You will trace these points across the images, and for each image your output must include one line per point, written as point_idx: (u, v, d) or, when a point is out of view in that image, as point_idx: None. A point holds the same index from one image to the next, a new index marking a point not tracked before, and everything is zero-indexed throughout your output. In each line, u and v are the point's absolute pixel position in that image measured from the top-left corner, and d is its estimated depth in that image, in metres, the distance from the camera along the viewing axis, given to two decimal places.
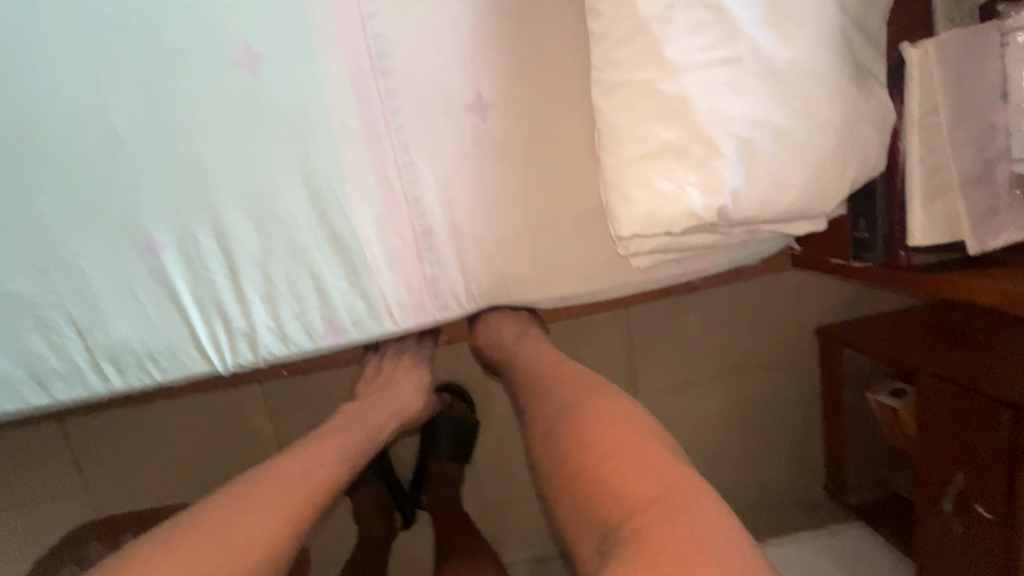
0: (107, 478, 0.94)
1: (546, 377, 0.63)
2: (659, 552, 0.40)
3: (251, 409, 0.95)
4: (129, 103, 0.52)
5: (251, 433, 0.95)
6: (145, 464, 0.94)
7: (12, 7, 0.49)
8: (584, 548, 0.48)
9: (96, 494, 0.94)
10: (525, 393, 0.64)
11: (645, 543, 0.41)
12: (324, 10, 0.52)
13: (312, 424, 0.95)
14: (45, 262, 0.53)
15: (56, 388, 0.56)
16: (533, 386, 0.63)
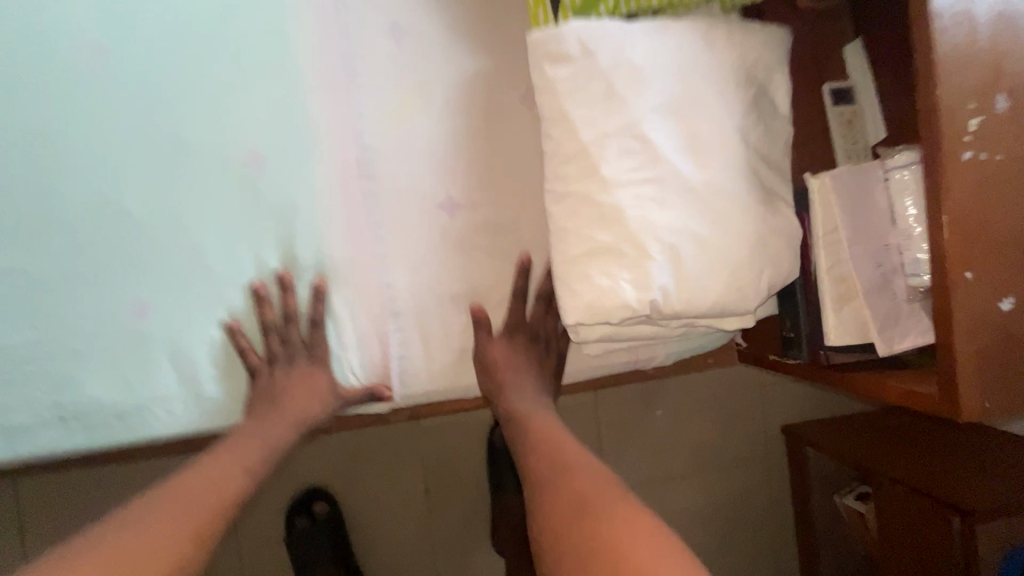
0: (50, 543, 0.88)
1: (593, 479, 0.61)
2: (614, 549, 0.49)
3: None
4: (143, 190, 0.59)
5: None
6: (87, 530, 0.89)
7: (61, 108, 0.58)
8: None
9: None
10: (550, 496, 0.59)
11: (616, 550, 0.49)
12: (322, 123, 0.61)
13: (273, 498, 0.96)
14: (37, 320, 0.58)
15: (24, 442, 0.59)
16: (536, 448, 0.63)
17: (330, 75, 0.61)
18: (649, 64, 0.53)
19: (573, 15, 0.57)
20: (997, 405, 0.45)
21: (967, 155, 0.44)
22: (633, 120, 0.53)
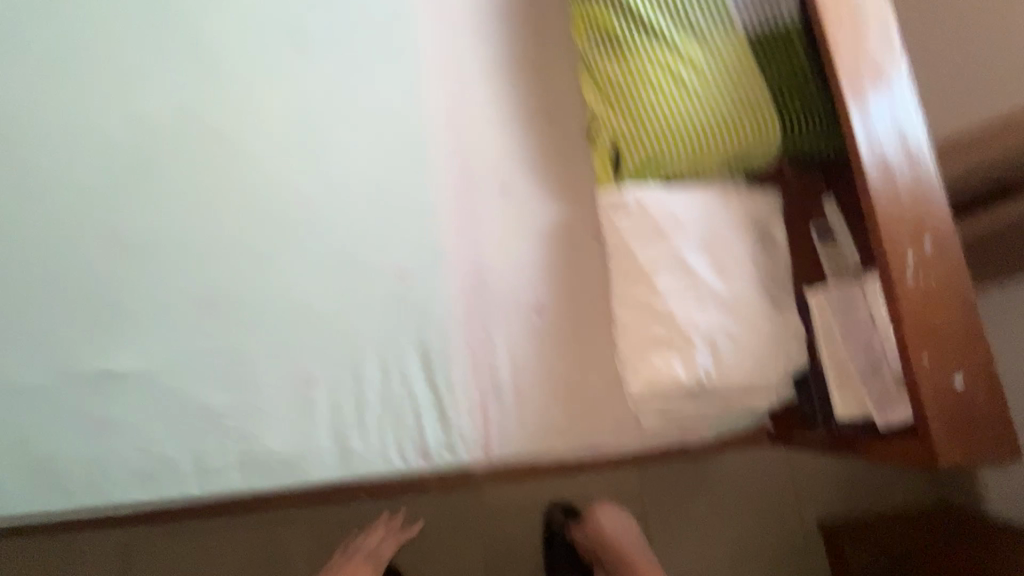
0: None
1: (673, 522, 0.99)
2: None
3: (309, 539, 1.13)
4: (320, 289, 0.82)
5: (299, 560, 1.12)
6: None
7: (271, 232, 0.83)
8: None
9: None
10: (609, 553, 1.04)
11: None
12: (450, 247, 0.85)
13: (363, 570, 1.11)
14: (234, 384, 0.78)
15: (213, 480, 0.76)
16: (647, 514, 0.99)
17: (457, 214, 0.86)
18: (686, 213, 0.78)
19: (629, 179, 0.83)
20: (961, 454, 0.62)
21: (909, 274, 0.66)
22: (678, 249, 0.76)
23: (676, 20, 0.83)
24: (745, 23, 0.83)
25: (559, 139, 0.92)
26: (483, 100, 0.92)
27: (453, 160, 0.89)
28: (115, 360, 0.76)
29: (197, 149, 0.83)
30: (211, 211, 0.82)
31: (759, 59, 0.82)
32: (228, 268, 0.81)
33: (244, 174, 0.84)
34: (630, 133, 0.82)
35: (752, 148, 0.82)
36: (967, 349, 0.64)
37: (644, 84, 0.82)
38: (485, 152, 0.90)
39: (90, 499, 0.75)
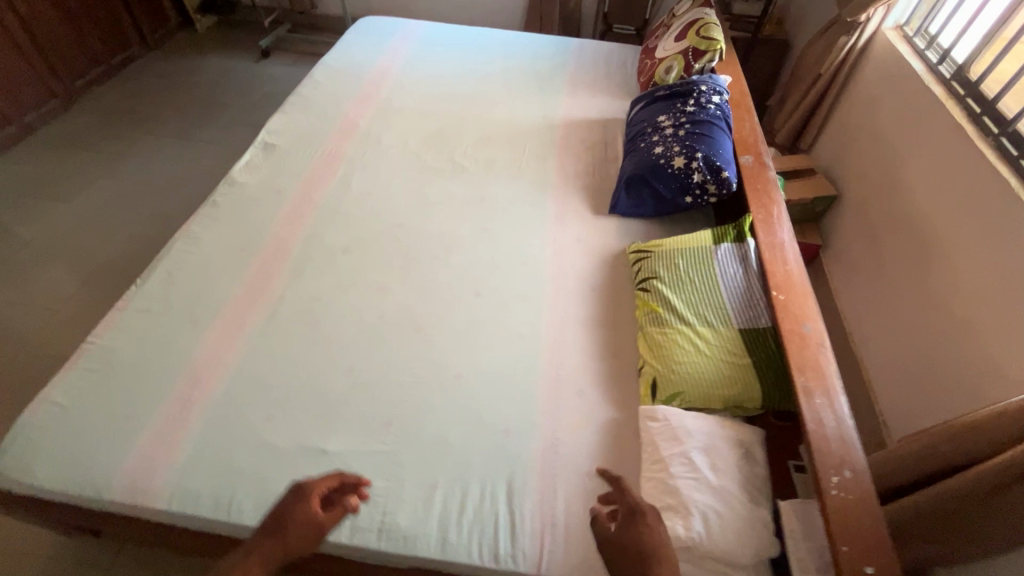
0: None
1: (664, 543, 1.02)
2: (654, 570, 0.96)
3: None
4: (454, 426, 1.30)
5: None
6: None
7: (434, 388, 1.37)
8: None
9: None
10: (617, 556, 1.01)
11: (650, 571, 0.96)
12: (539, 418, 1.33)
13: None
14: (388, 474, 1.22)
15: (356, 535, 1.14)
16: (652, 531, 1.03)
17: (547, 400, 1.36)
18: (694, 427, 1.22)
19: (661, 402, 1.30)
20: None
21: (834, 492, 1.02)
22: (685, 448, 1.18)
23: (696, 317, 1.41)
24: (740, 325, 1.39)
25: (619, 366, 1.44)
26: (575, 337, 1.50)
27: (551, 368, 1.43)
28: (327, 442, 1.26)
29: (408, 338, 1.47)
30: (405, 372, 1.40)
31: (748, 345, 1.35)
32: (405, 404, 1.34)
33: (428, 354, 1.44)
34: (664, 374, 1.33)
35: (741, 398, 1.28)
36: (876, 549, 0.96)
37: (675, 347, 1.36)
38: (572, 368, 1.43)
39: None
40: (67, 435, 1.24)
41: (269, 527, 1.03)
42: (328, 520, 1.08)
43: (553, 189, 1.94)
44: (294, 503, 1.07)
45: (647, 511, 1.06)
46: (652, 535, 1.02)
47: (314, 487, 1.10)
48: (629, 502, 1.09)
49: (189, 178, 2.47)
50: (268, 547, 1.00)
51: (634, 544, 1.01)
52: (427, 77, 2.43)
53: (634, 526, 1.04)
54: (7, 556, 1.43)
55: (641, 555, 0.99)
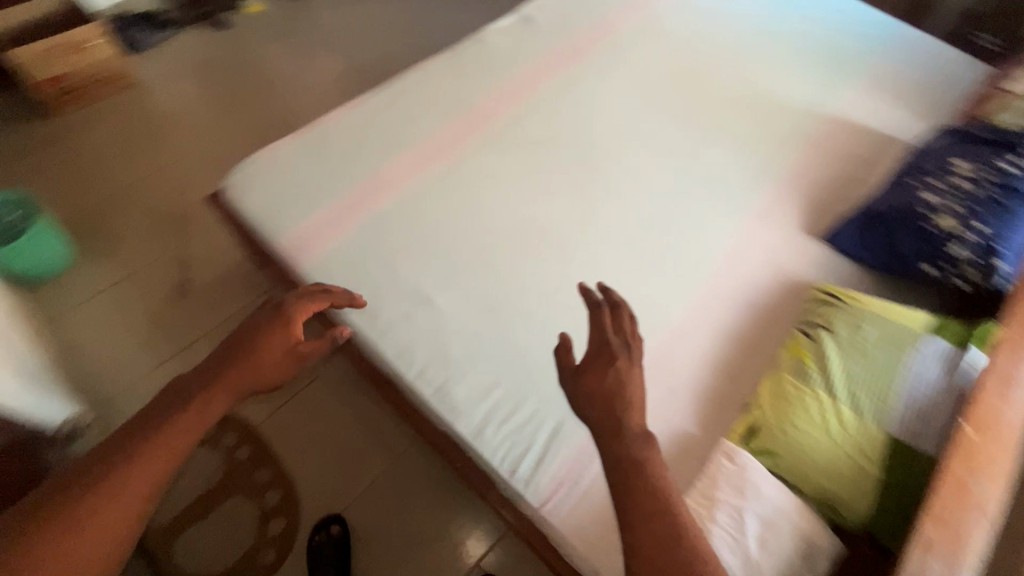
0: (319, 415, 1.63)
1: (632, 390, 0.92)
2: (621, 416, 0.88)
3: (401, 465, 1.57)
4: (539, 347, 1.32)
5: (386, 471, 1.56)
6: (337, 430, 1.61)
7: (543, 305, 1.39)
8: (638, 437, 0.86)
9: (276, 412, 1.62)
10: (581, 392, 0.93)
11: (615, 416, 0.89)
12: None
13: (403, 503, 1.52)
14: (467, 351, 1.31)
15: (418, 382, 1.27)
16: (624, 382, 0.92)
17: None
18: (766, 488, 1.08)
19: (748, 449, 1.18)
20: None
21: None
22: (741, 503, 1.06)
23: (846, 393, 1.19)
24: (895, 431, 1.13)
25: (728, 391, 1.32)
26: (702, 339, 1.39)
27: (658, 352, 1.35)
28: (436, 295, 1.37)
29: (547, 249, 1.48)
30: (529, 276, 1.43)
31: (888, 457, 1.11)
32: (513, 303, 1.38)
33: (557, 273, 1.45)
34: (769, 426, 1.17)
35: (844, 500, 1.09)
36: None
37: (800, 408, 1.17)
38: (680, 362, 1.35)
39: (370, 337, 1.32)
40: (274, 182, 1.52)
41: (234, 354, 0.94)
42: (305, 346, 1.00)
43: (773, 185, 1.69)
44: (266, 329, 0.99)
45: (619, 351, 0.96)
46: (622, 379, 0.92)
47: (290, 314, 1.03)
48: (599, 336, 0.98)
49: (452, 24, 2.64)
50: (235, 376, 0.91)
51: (600, 386, 0.92)
52: (712, 11, 2.18)
53: (607, 368, 0.93)
54: (211, 250, 1.89)
55: (606, 399, 0.90)
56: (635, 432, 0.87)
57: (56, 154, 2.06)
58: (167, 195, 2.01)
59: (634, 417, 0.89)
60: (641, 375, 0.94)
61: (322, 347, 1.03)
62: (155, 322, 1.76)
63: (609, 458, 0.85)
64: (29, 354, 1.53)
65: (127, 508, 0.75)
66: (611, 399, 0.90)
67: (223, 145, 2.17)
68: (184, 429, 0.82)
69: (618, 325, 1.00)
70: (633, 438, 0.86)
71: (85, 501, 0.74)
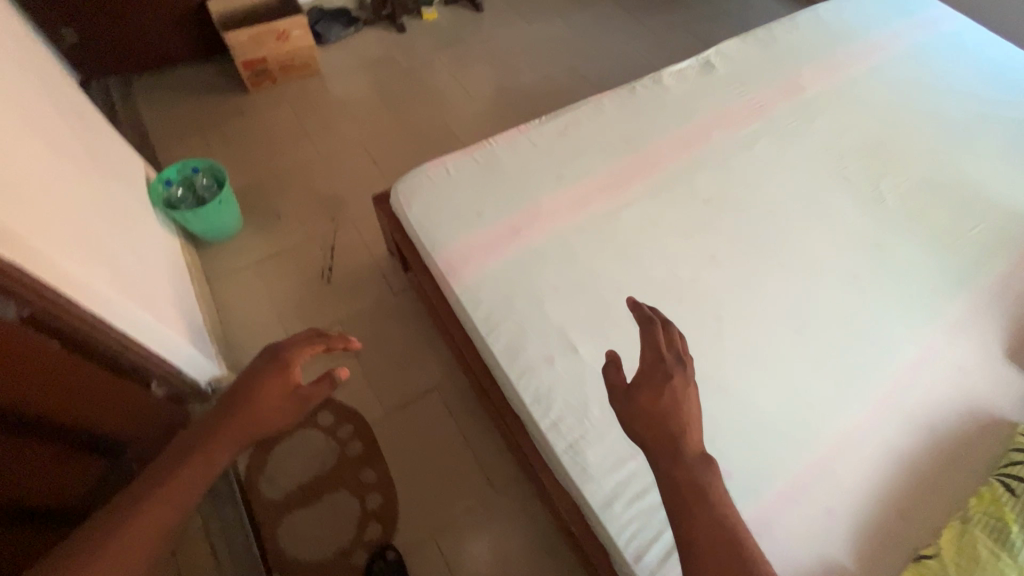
0: (430, 428, 1.63)
1: (688, 410, 0.94)
2: (679, 439, 0.91)
3: (501, 499, 1.54)
4: None
5: (484, 501, 1.54)
6: (444, 447, 1.61)
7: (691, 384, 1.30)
8: (694, 459, 0.90)
9: (390, 415, 1.65)
10: (637, 409, 0.94)
11: (674, 440, 0.91)
12: (762, 496, 1.18)
13: (496, 540, 1.49)
14: (608, 413, 1.23)
15: (551, 432, 1.22)
16: (677, 401, 0.94)
17: (784, 490, 1.19)
18: None
19: None
20: None
21: None
22: None
23: None
24: None
25: (894, 528, 1.15)
26: (869, 460, 1.22)
27: (813, 465, 1.21)
28: (581, 345, 1.32)
29: (703, 317, 1.39)
30: None
31: None
32: None
33: (709, 346, 1.35)
34: None
35: None
36: None
37: None
38: (837, 480, 1.20)
39: (508, 373, 1.30)
40: (441, 197, 1.55)
41: (232, 402, 0.99)
42: (304, 390, 1.02)
43: (975, 294, 1.47)
44: (265, 375, 1.02)
45: (673, 368, 0.97)
46: (676, 397, 0.94)
47: (290, 358, 1.04)
48: (654, 350, 1.00)
49: (616, 58, 2.61)
50: (235, 425, 0.97)
51: (660, 406, 0.94)
52: (917, 83, 1.96)
53: (664, 387, 0.95)
54: (357, 242, 1.98)
55: (665, 419, 0.93)
56: (692, 455, 0.90)
57: (242, 127, 2.27)
58: (327, 181, 2.13)
59: (690, 438, 0.92)
60: (695, 393, 0.96)
61: (323, 388, 1.04)
62: (297, 300, 1.86)
63: (665, 478, 0.89)
64: (195, 311, 1.67)
65: (131, 556, 0.83)
66: (669, 419, 0.93)
67: (382, 141, 2.27)
68: (188, 481, 0.91)
69: (669, 340, 1.01)
70: (693, 460, 0.90)
71: (94, 548, 0.82)
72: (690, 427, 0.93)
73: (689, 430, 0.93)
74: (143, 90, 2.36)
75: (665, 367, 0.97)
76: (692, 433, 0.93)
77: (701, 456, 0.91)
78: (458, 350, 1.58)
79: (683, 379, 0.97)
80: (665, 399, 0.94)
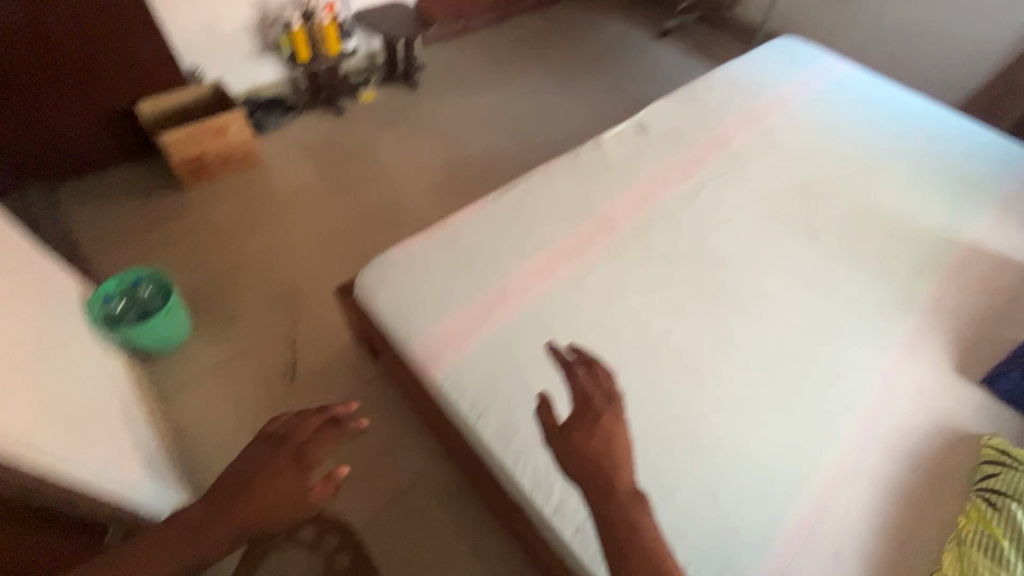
0: (422, 526, 1.54)
1: (616, 446, 0.91)
2: (608, 479, 0.88)
3: None
4: (684, 493, 1.24)
5: None
6: (440, 544, 1.51)
7: (684, 444, 1.31)
8: (625, 497, 0.87)
9: (378, 517, 1.55)
10: (566, 453, 0.92)
11: (604, 481, 0.88)
12: (773, 551, 1.18)
13: None
14: None
15: (557, 519, 1.18)
16: (603, 439, 0.91)
17: (793, 540, 1.20)
18: None
19: None
20: None
21: None
22: None
23: None
24: None
25: (900, 560, 1.18)
26: (863, 493, 1.26)
27: (814, 510, 1.23)
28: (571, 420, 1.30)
29: (681, 372, 1.42)
30: (666, 405, 1.36)
31: None
32: (652, 435, 1.31)
33: (693, 402, 1.38)
34: None
35: None
36: None
37: None
38: (838, 521, 1.22)
39: (503, 461, 1.26)
40: (410, 284, 1.53)
41: (237, 496, 0.94)
42: (302, 491, 0.95)
43: (916, 316, 1.60)
44: (274, 468, 0.96)
45: (602, 408, 0.95)
46: (602, 436, 0.92)
47: (302, 449, 0.99)
48: (580, 391, 0.97)
49: (552, 125, 2.75)
50: (237, 520, 0.93)
51: (589, 448, 0.91)
52: (825, 126, 2.18)
53: (592, 428, 0.92)
54: (321, 334, 1.90)
55: (595, 460, 0.90)
56: (623, 494, 0.87)
57: (185, 227, 2.17)
58: (282, 273, 2.06)
59: (620, 477, 0.89)
60: (625, 430, 0.94)
61: (322, 494, 0.96)
62: (261, 404, 1.74)
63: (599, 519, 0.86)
64: (147, 434, 1.54)
65: None
66: (598, 460, 0.90)
67: (335, 226, 2.24)
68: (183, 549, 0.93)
69: (596, 380, 0.99)
70: (626, 499, 0.87)
71: None
72: (619, 464, 0.90)
73: (618, 468, 0.89)
74: (71, 198, 2.24)
75: (593, 407, 0.95)
76: (621, 470, 0.89)
77: (633, 494, 0.88)
78: (443, 437, 1.52)
79: (610, 416, 0.94)
80: (592, 439, 0.91)
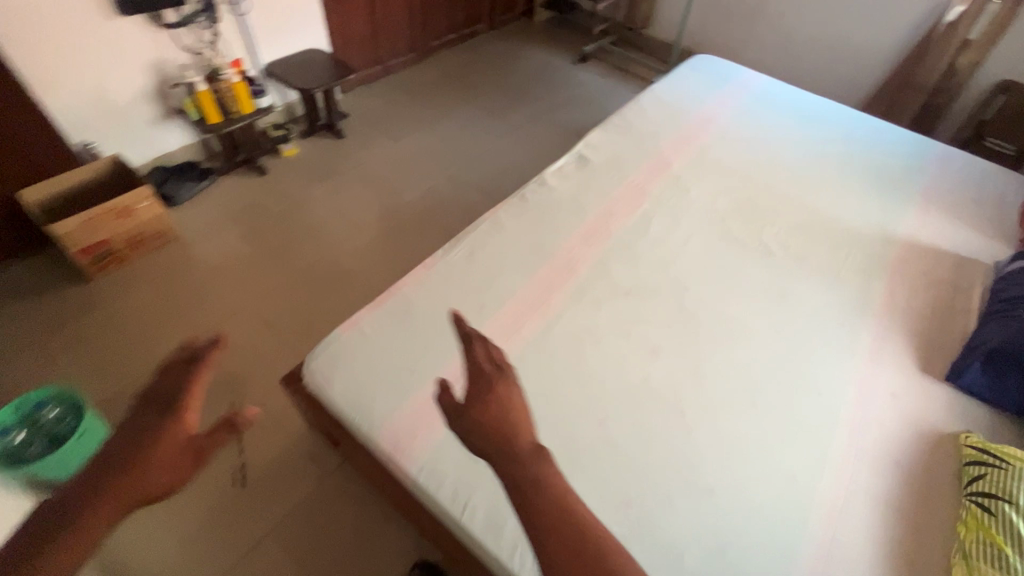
0: None
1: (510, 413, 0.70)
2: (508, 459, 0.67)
3: None
4: (695, 553, 1.16)
5: None
6: None
7: (684, 497, 1.24)
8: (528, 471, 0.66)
9: None
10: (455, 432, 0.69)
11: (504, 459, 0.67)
12: None
13: None
14: None
15: None
16: (495, 408, 0.70)
17: None
18: None
19: None
20: None
21: None
22: None
23: None
24: None
25: None
26: (864, 517, 1.24)
27: (824, 545, 1.19)
28: None
29: (666, 417, 1.36)
30: (658, 457, 1.29)
31: None
32: (649, 492, 1.24)
33: (683, 448, 1.32)
34: None
35: None
36: None
37: None
38: (850, 553, 1.18)
39: (497, 555, 1.13)
40: (365, 365, 1.39)
41: (102, 471, 0.71)
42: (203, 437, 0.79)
43: (873, 319, 1.63)
44: (154, 427, 0.77)
45: (490, 373, 0.73)
46: (491, 401, 0.71)
47: (179, 398, 0.81)
48: (466, 360, 0.75)
49: (489, 162, 2.70)
50: (122, 497, 0.71)
51: (480, 422, 0.69)
52: (754, 138, 2.25)
53: (480, 396, 0.71)
54: (269, 427, 1.71)
55: (487, 436, 0.69)
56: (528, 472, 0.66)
57: (94, 323, 1.91)
58: (217, 362, 1.85)
59: (521, 454, 0.67)
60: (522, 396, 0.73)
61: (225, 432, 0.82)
62: (208, 521, 1.52)
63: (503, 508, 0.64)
64: None
65: None
66: (491, 433, 0.69)
67: (271, 299, 2.05)
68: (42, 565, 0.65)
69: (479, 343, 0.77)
70: (530, 474, 0.65)
71: None
72: (516, 438, 0.68)
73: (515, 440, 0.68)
74: None
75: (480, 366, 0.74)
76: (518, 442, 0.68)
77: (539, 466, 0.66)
78: (423, 530, 1.37)
79: (499, 377, 0.73)
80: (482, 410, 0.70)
